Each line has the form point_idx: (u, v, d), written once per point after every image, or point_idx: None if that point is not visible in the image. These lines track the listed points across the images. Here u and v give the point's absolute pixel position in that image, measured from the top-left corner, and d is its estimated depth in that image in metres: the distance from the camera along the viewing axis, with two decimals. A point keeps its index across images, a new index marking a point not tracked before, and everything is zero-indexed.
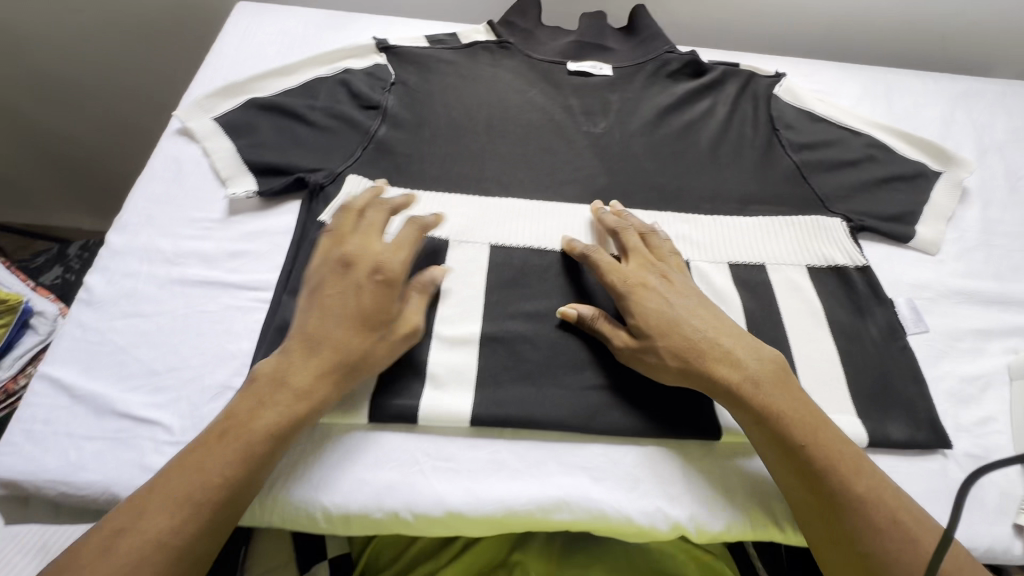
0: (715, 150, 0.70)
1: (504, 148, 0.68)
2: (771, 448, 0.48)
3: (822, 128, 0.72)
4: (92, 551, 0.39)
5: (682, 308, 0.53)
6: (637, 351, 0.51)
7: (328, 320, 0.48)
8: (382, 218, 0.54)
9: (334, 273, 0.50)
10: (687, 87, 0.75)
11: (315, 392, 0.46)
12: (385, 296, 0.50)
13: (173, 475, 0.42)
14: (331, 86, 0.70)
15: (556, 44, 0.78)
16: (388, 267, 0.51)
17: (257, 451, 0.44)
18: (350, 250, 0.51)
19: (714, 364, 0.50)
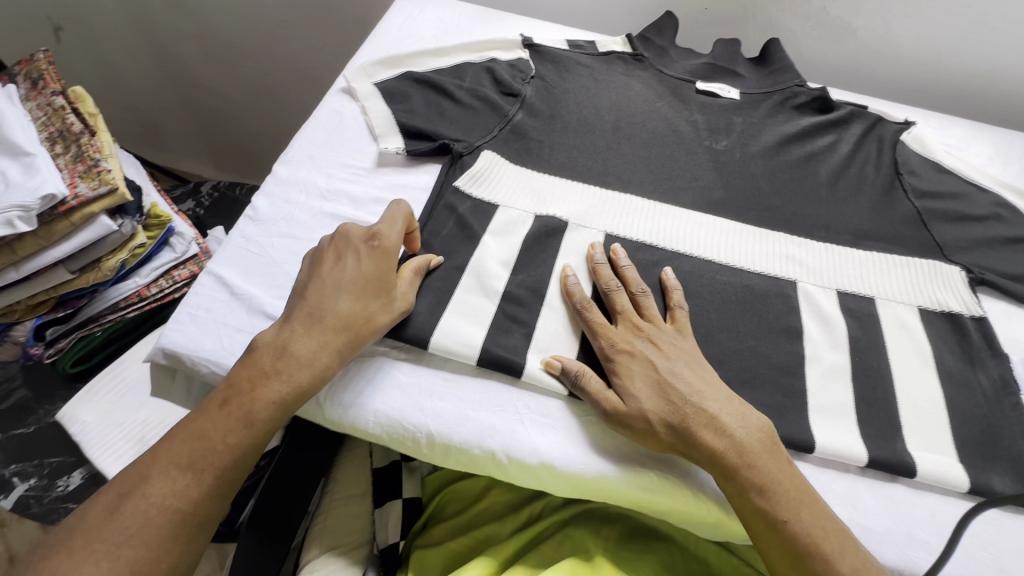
0: (834, 183, 0.71)
1: (627, 149, 0.72)
2: (755, 518, 0.47)
3: (947, 180, 0.72)
4: (103, 512, 0.45)
5: (670, 371, 0.51)
6: (624, 415, 0.49)
7: (320, 296, 0.51)
8: (395, 213, 0.57)
9: (327, 257, 0.54)
10: (813, 120, 0.77)
11: (317, 358, 0.49)
12: (378, 270, 0.53)
13: (175, 437, 0.48)
14: (478, 71, 0.77)
15: (687, 64, 0.82)
16: (384, 241, 0.54)
17: (255, 413, 0.48)
18: (346, 237, 0.54)
19: (701, 432, 0.48)
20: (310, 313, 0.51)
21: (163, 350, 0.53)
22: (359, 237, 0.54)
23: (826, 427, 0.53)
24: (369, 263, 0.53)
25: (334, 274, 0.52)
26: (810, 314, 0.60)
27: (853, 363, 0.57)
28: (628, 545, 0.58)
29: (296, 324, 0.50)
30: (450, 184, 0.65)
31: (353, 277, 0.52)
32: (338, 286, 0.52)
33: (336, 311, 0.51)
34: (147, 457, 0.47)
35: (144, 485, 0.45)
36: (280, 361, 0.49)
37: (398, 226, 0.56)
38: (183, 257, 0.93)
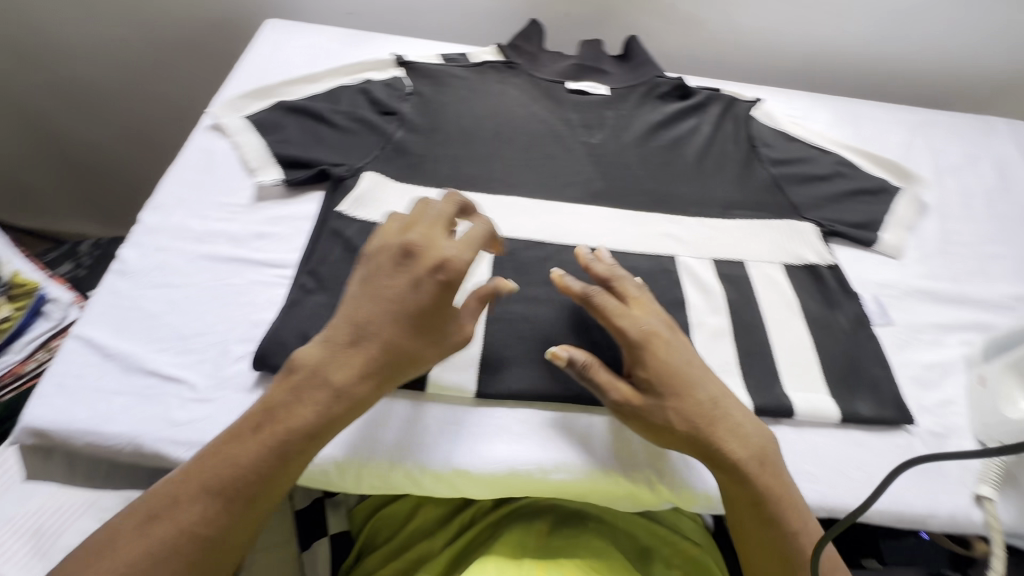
0: (701, 161, 0.77)
1: (509, 153, 0.74)
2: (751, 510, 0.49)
3: (795, 148, 0.81)
4: (126, 533, 0.42)
5: (686, 362, 0.52)
6: (639, 410, 0.50)
7: (432, 343, 0.49)
8: (448, 216, 0.54)
9: (406, 282, 0.49)
10: (675, 107, 0.83)
11: (353, 388, 0.47)
12: (442, 297, 0.49)
13: (203, 464, 0.44)
14: (353, 94, 0.77)
15: (557, 66, 0.86)
16: (450, 268, 0.49)
17: (283, 449, 0.45)
18: (417, 256, 0.50)
19: (719, 425, 0.50)
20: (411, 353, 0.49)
21: (29, 429, 0.49)
22: (421, 266, 0.49)
23: None
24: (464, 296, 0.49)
25: (446, 313, 0.49)
26: (691, 285, 0.64)
27: (732, 324, 0.62)
28: (558, 534, 0.60)
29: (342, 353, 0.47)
30: (333, 209, 0.64)
31: (398, 306, 0.48)
32: (398, 318, 0.48)
33: (394, 347, 0.48)
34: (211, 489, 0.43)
35: (173, 509, 0.42)
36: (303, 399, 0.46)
37: (476, 251, 0.52)
38: (61, 325, 0.86)
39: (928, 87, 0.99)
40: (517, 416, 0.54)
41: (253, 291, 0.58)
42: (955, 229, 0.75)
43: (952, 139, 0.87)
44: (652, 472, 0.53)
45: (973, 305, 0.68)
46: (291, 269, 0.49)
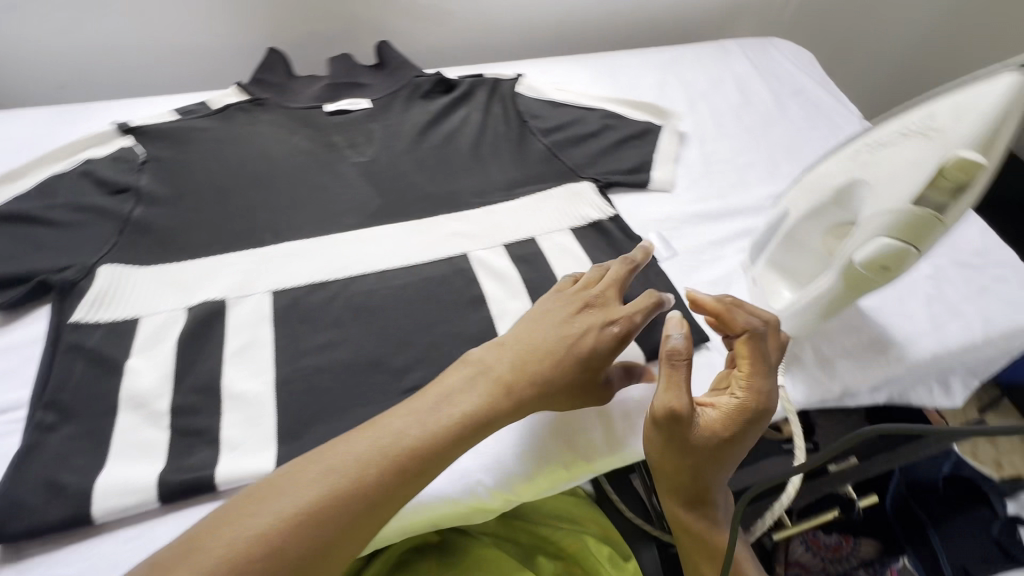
0: (476, 150, 0.77)
1: (274, 197, 0.69)
2: (694, 540, 0.52)
3: (562, 112, 0.83)
4: (198, 543, 0.39)
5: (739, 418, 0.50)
6: (665, 425, 0.49)
7: (591, 366, 0.53)
8: (622, 275, 0.59)
9: (585, 325, 0.54)
10: (441, 103, 0.82)
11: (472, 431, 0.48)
12: (594, 353, 0.53)
13: (364, 453, 0.44)
14: (71, 180, 0.67)
15: (310, 91, 0.81)
16: (619, 322, 0.55)
17: (438, 442, 0.46)
18: (595, 306, 0.56)
19: (709, 468, 0.50)
20: (562, 371, 0.52)
21: None
22: (615, 312, 0.56)
23: None
24: (585, 324, 0.54)
25: (597, 337, 0.54)
26: (486, 277, 0.64)
27: (532, 302, 0.62)
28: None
29: (517, 369, 0.51)
30: (65, 322, 0.55)
31: (573, 348, 0.53)
32: (575, 350, 0.53)
33: (580, 370, 0.53)
34: (387, 461, 0.44)
35: (253, 518, 0.40)
36: (501, 394, 0.49)
37: (648, 316, 0.56)
38: None
39: (671, 25, 1.07)
40: None
41: None
42: (713, 149, 0.82)
43: (697, 69, 0.95)
44: (483, 481, 0.53)
45: (740, 213, 0.75)
46: (565, 324, 0.54)
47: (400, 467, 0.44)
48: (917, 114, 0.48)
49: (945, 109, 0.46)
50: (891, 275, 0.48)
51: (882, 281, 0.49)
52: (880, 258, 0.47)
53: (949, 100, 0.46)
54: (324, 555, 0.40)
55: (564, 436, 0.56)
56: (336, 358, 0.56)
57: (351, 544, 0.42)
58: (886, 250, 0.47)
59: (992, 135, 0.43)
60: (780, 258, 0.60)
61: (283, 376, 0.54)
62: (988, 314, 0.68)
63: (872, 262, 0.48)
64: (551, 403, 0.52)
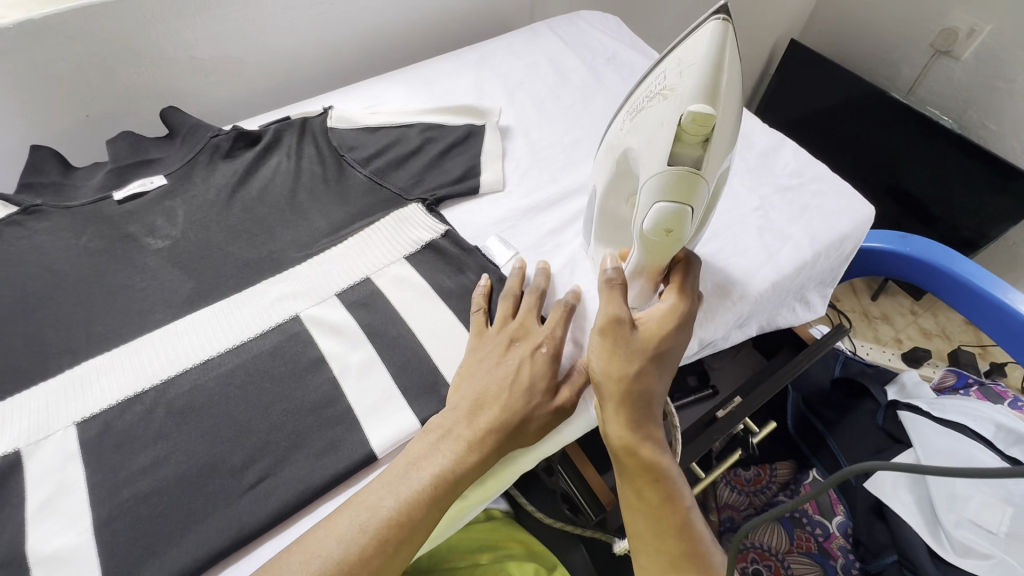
0: (293, 199, 0.72)
1: (66, 313, 0.61)
2: (636, 471, 0.49)
3: (379, 136, 0.80)
4: None
5: (670, 333, 0.51)
6: (605, 339, 0.50)
7: (536, 401, 0.54)
8: (533, 303, 0.61)
9: (522, 362, 0.55)
10: (247, 158, 0.77)
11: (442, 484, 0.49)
12: (540, 374, 0.55)
13: (349, 530, 0.46)
14: None
15: (94, 182, 0.73)
16: (550, 342, 0.57)
17: (414, 511, 0.48)
18: (521, 341, 0.57)
19: (646, 383, 0.50)
20: (514, 413, 0.53)
21: None
22: (542, 335, 0.58)
23: (379, 422, 0.54)
24: (525, 363, 0.55)
25: (539, 367, 0.56)
26: (323, 335, 0.60)
27: (375, 348, 0.59)
28: None
29: (468, 428, 0.51)
30: None
31: (511, 385, 0.54)
32: (517, 386, 0.54)
33: (528, 404, 0.53)
34: (371, 535, 0.46)
35: None
36: (467, 450, 0.50)
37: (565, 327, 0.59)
38: None
39: (482, 19, 1.06)
40: None
41: None
42: (539, 137, 0.82)
43: (511, 57, 0.94)
44: None
45: (573, 195, 0.75)
46: (496, 368, 0.55)
47: (379, 542, 0.46)
48: (657, 74, 0.48)
49: (674, 63, 0.46)
50: (677, 237, 0.49)
51: (671, 243, 0.50)
52: (657, 225, 0.48)
53: (674, 57, 0.46)
54: None
55: None
56: (163, 477, 0.50)
57: None
58: (658, 216, 0.47)
59: (714, 81, 0.43)
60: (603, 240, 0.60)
61: (101, 517, 0.48)
62: (813, 229, 0.71)
63: (656, 227, 0.48)
64: (518, 441, 0.53)
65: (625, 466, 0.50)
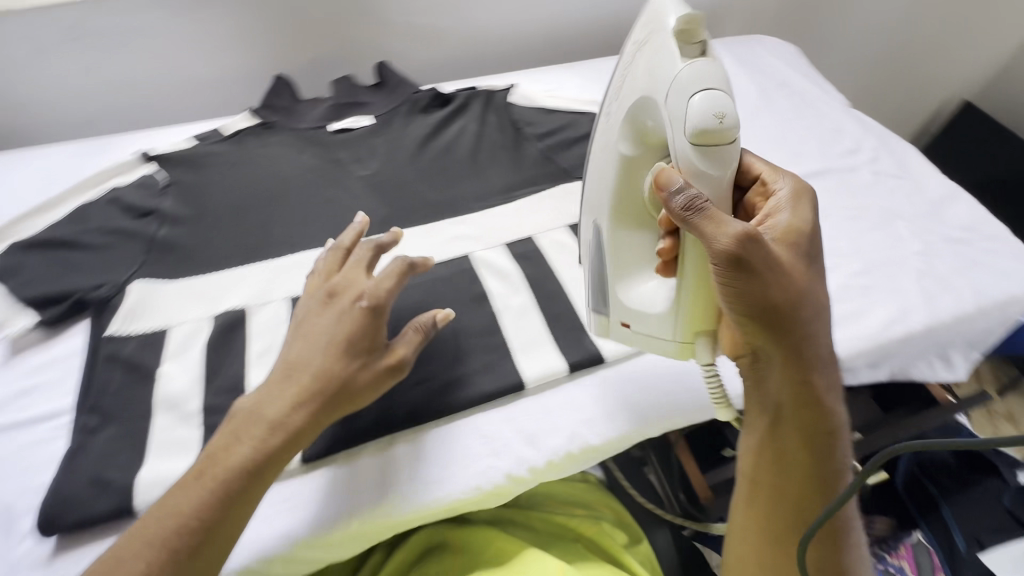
0: (474, 157, 0.81)
1: (287, 211, 0.74)
2: (805, 433, 0.49)
3: (554, 118, 0.87)
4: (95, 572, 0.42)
5: (802, 247, 0.50)
6: (746, 266, 0.44)
7: (373, 361, 0.50)
8: (369, 255, 0.55)
9: (352, 315, 0.50)
10: (439, 115, 0.86)
11: (274, 429, 0.47)
12: (310, 344, 0.50)
13: (184, 491, 0.45)
14: (102, 207, 0.72)
15: (316, 111, 0.86)
16: (372, 294, 0.51)
17: (252, 460, 0.46)
18: (339, 294, 0.52)
19: (807, 324, 0.48)
20: (343, 377, 0.49)
21: None
22: (349, 298, 0.51)
23: (531, 359, 0.61)
24: (350, 320, 0.50)
25: (373, 323, 0.51)
26: (489, 276, 0.68)
27: (533, 297, 0.66)
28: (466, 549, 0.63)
29: (291, 390, 0.48)
30: (101, 334, 0.60)
31: (333, 339, 0.50)
32: (331, 355, 0.49)
33: (340, 370, 0.49)
34: (213, 483, 0.45)
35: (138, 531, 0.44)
36: (296, 411, 0.48)
37: (399, 280, 0.51)
38: None
39: None
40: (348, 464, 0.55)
41: (25, 455, 0.53)
42: None
43: None
44: (495, 466, 0.55)
45: None
46: (298, 327, 0.52)
47: (220, 486, 0.45)
48: (631, 40, 0.53)
49: (642, 30, 0.51)
50: (722, 141, 0.44)
51: (725, 155, 0.46)
52: (697, 125, 0.44)
53: (641, 22, 0.52)
54: (198, 549, 0.44)
55: (574, 416, 0.59)
56: None
57: (217, 541, 0.44)
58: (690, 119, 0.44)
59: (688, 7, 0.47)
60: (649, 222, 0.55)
61: None
62: (978, 286, 0.69)
63: (695, 131, 0.44)
64: (342, 403, 0.49)
65: (794, 427, 0.50)
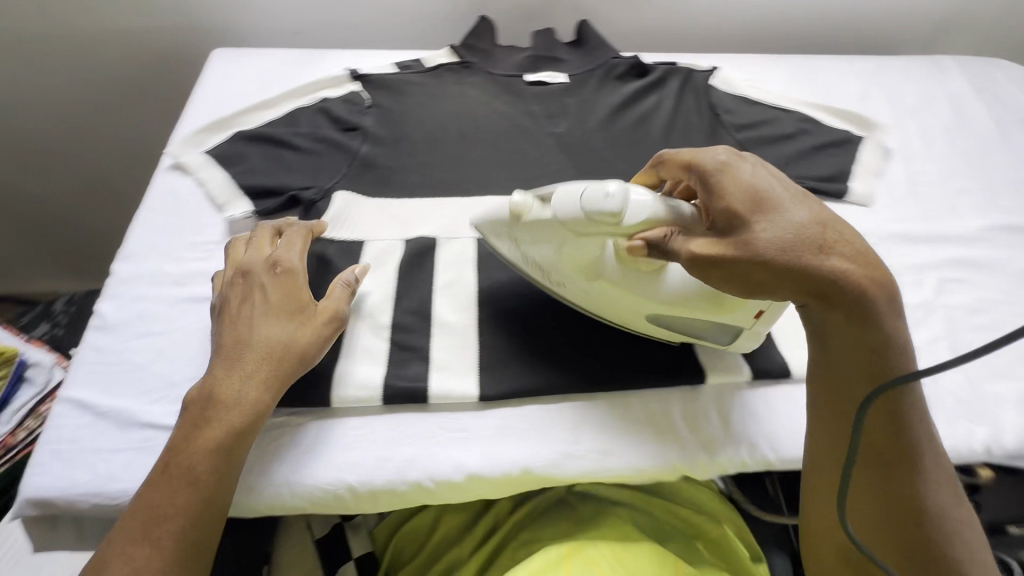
0: (667, 136, 0.78)
1: (478, 153, 0.74)
2: (860, 370, 0.47)
3: (756, 110, 0.81)
4: (130, 531, 0.43)
5: (784, 192, 0.47)
6: (716, 258, 0.46)
7: (316, 327, 0.53)
8: (269, 233, 0.58)
9: (275, 287, 0.53)
10: (635, 86, 0.83)
11: (249, 394, 0.48)
12: (290, 283, 0.54)
13: (176, 456, 0.46)
14: (312, 114, 0.76)
15: (514, 60, 0.85)
16: (286, 261, 0.55)
17: (250, 419, 0.48)
18: (251, 274, 0.54)
19: (829, 253, 0.45)
20: (292, 343, 0.51)
21: (30, 501, 0.48)
22: (264, 270, 0.54)
23: (714, 356, 0.58)
24: (279, 287, 0.53)
25: (288, 301, 0.53)
26: None
27: None
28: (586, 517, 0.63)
29: (242, 369, 0.49)
30: None
31: (254, 319, 0.51)
32: (258, 340, 0.50)
33: (280, 341, 0.51)
34: (213, 446, 0.46)
35: (155, 498, 0.44)
36: (251, 388, 0.49)
37: (304, 252, 0.57)
38: (47, 387, 0.82)
39: (874, 35, 1.01)
40: (524, 413, 0.54)
41: None
42: (921, 169, 0.77)
43: (907, 82, 0.89)
44: (662, 451, 0.53)
45: (944, 242, 0.70)
46: (218, 305, 0.54)
47: (219, 447, 0.46)
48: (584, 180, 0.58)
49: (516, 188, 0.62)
50: (621, 210, 0.48)
51: (633, 205, 0.49)
52: (592, 211, 0.49)
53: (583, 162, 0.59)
54: (212, 499, 0.45)
55: (750, 427, 0.55)
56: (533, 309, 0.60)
57: (219, 501, 0.46)
58: (569, 211, 0.50)
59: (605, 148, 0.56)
60: (632, 300, 0.53)
61: (486, 316, 0.59)
62: None
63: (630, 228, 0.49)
64: (297, 367, 0.51)
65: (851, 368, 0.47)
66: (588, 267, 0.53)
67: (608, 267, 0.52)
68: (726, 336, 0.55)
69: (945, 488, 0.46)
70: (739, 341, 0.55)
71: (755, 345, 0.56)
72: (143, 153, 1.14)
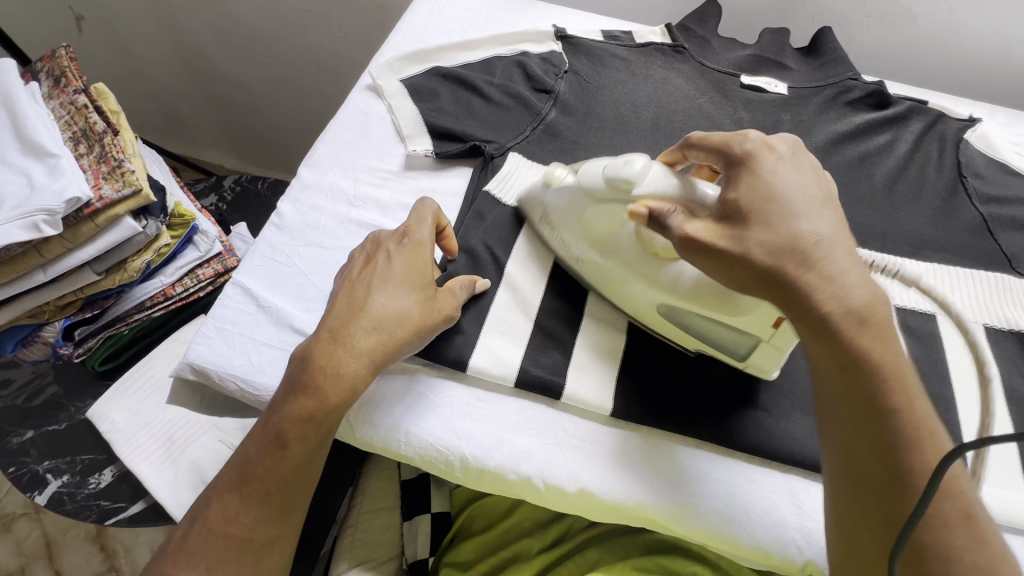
0: (892, 186, 0.66)
1: (667, 149, 0.67)
2: (852, 421, 0.38)
3: (1017, 183, 0.66)
4: (235, 481, 0.46)
5: (802, 198, 0.42)
6: (712, 245, 0.42)
7: (432, 311, 0.50)
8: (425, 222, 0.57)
9: (401, 253, 0.51)
10: (868, 118, 0.70)
11: (352, 371, 0.46)
12: (414, 256, 0.51)
13: (275, 419, 0.46)
14: (508, 65, 0.71)
15: (731, 56, 0.76)
16: (416, 233, 0.52)
17: (346, 396, 0.46)
18: (378, 242, 0.52)
19: (808, 274, 0.39)
20: (407, 325, 0.48)
21: (190, 365, 0.52)
22: (392, 236, 0.52)
23: None
24: (404, 258, 0.50)
25: (410, 274, 0.50)
26: None
27: None
28: (669, 556, 0.57)
29: (352, 343, 0.46)
30: (481, 189, 0.62)
31: (372, 285, 0.49)
32: (372, 311, 0.47)
33: (392, 319, 0.48)
34: (305, 416, 0.45)
35: (251, 464, 0.46)
36: (355, 364, 0.46)
37: (431, 225, 0.53)
38: (207, 256, 0.91)
39: None
40: (653, 444, 0.50)
41: None
42: None
43: None
44: (796, 542, 0.47)
45: None
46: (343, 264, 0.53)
47: (312, 419, 0.45)
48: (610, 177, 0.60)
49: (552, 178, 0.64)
50: (635, 178, 0.48)
51: (653, 176, 0.49)
52: (613, 177, 0.49)
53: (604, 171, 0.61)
54: (295, 474, 0.46)
55: None
56: None
57: (304, 476, 0.46)
58: (593, 181, 0.52)
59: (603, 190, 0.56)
60: (647, 289, 0.50)
61: (636, 326, 0.55)
62: None
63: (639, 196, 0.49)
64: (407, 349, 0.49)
65: (832, 399, 0.39)
66: (602, 239, 0.53)
67: (620, 245, 0.52)
68: (743, 346, 0.49)
69: (962, 532, 0.35)
70: (757, 357, 0.49)
71: (776, 370, 0.49)
72: (333, 63, 1.21)
